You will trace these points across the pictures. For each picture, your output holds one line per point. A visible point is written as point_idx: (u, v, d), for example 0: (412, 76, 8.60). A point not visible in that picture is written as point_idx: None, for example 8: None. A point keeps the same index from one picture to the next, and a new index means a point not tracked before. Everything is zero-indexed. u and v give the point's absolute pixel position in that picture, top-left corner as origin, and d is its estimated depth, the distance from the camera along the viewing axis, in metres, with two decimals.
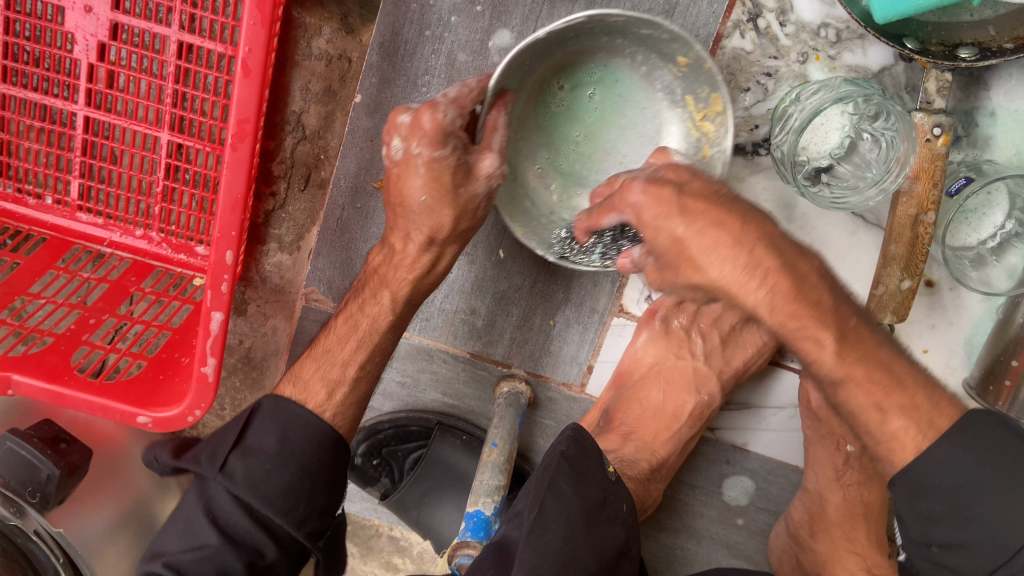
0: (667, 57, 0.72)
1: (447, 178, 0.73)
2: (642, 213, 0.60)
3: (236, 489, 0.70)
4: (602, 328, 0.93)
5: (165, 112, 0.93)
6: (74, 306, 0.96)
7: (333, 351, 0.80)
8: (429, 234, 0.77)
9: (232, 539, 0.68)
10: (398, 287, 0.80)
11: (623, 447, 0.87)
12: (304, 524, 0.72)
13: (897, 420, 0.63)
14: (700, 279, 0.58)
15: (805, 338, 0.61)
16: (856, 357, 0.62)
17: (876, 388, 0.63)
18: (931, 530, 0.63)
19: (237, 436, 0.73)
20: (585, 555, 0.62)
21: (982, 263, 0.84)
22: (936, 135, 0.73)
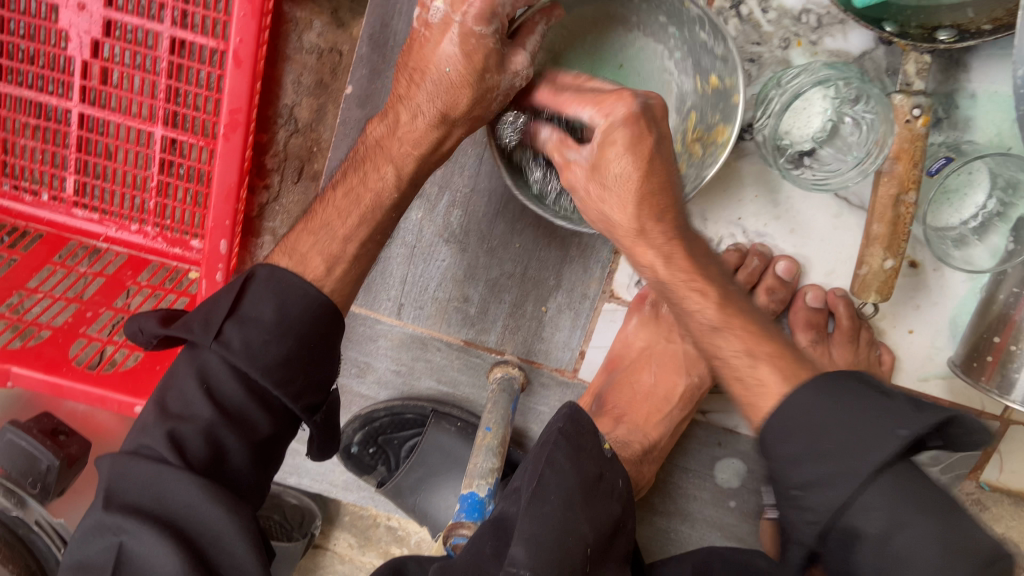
0: (701, 70, 0.79)
1: (480, 58, 0.65)
2: (614, 137, 0.64)
3: (234, 359, 0.64)
4: (594, 313, 0.94)
5: (159, 107, 0.94)
6: (71, 300, 0.98)
7: (333, 227, 0.74)
8: (440, 110, 0.69)
9: (225, 411, 0.63)
10: (402, 161, 0.74)
11: (615, 429, 0.90)
12: (302, 399, 0.67)
13: (761, 368, 0.65)
14: (615, 213, 0.68)
15: (687, 298, 0.69)
16: (737, 309, 0.69)
17: (748, 336, 0.67)
18: (790, 473, 0.61)
19: (233, 302, 0.66)
20: (582, 525, 0.64)
21: (965, 243, 0.86)
22: (916, 116, 0.74)
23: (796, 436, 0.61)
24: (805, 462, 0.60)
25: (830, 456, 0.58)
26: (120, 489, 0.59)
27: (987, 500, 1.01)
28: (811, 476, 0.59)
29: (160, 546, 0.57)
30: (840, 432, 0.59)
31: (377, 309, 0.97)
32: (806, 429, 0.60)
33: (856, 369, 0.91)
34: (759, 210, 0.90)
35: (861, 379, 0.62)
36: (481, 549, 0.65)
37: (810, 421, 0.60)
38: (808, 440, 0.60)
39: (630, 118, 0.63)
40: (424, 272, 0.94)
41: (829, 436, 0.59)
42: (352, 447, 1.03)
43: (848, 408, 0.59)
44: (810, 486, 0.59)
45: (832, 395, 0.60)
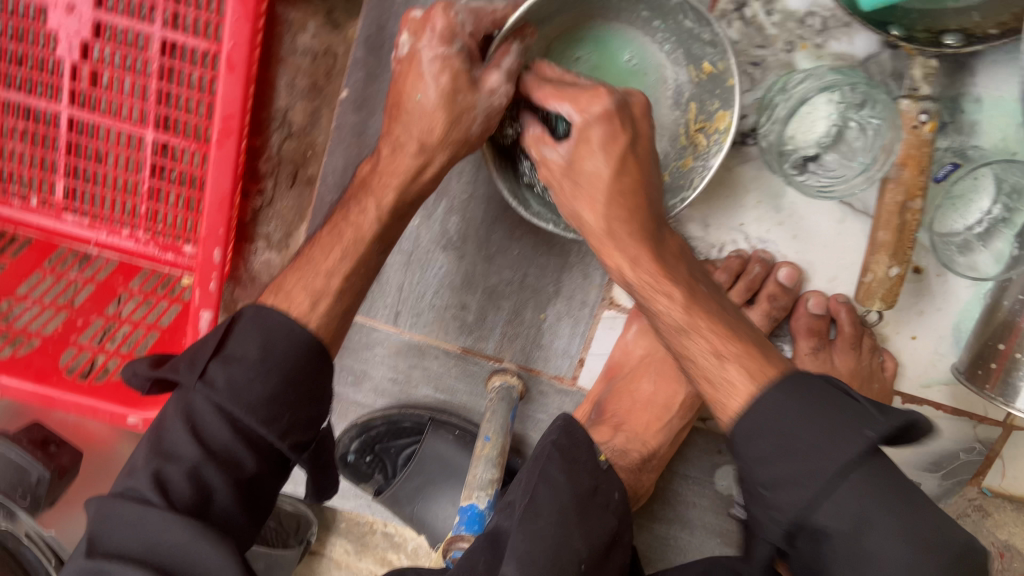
0: (694, 58, 0.77)
1: (450, 81, 0.66)
2: (589, 134, 0.66)
3: (218, 398, 0.62)
4: (593, 320, 0.93)
5: (151, 110, 0.92)
6: (62, 308, 0.98)
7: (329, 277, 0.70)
8: (419, 139, 0.70)
9: (210, 452, 0.61)
10: (381, 193, 0.72)
11: (614, 438, 0.88)
12: (289, 436, 0.65)
13: (732, 369, 0.65)
14: (588, 217, 0.69)
15: (655, 302, 0.69)
16: (703, 308, 0.68)
17: (716, 337, 0.67)
18: (756, 471, 0.62)
19: (217, 343, 0.64)
20: (577, 541, 0.61)
21: (969, 249, 0.84)
22: (923, 122, 0.73)
23: (763, 437, 0.62)
24: (772, 463, 0.61)
25: (801, 457, 0.60)
26: (107, 535, 0.58)
27: (989, 506, 0.99)
28: (781, 474, 0.61)
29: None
30: (811, 432, 0.60)
31: (373, 316, 0.95)
32: (775, 431, 0.61)
33: (859, 377, 0.89)
34: (762, 216, 0.89)
35: (831, 385, 0.63)
36: (472, 567, 0.62)
37: (771, 423, 0.62)
38: (777, 437, 0.61)
39: (605, 115, 0.65)
40: (421, 279, 0.93)
41: (801, 434, 0.60)
42: (348, 455, 1.01)
43: (820, 409, 0.61)
44: (778, 485, 0.61)
45: (802, 395, 0.62)
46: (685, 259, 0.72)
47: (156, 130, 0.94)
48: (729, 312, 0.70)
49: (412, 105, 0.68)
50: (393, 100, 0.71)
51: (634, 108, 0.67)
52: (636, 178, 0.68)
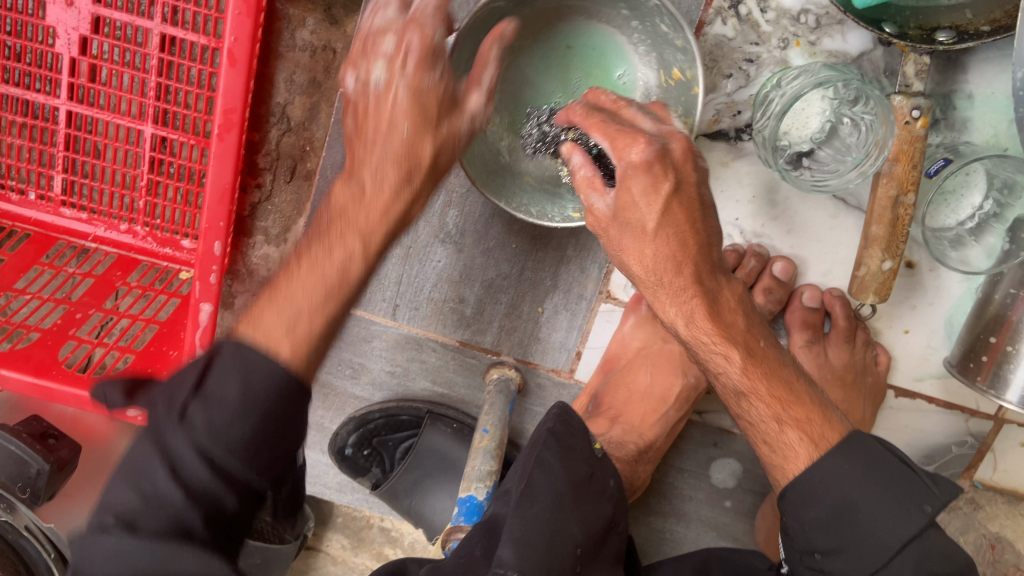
0: (664, 62, 0.78)
1: (433, 106, 0.61)
2: (628, 183, 0.59)
3: None
4: (590, 314, 0.94)
5: (149, 106, 0.93)
6: (60, 301, 0.96)
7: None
8: (405, 170, 0.61)
9: None
10: (354, 213, 0.62)
11: (612, 429, 0.88)
12: (272, 483, 0.62)
13: (787, 432, 0.64)
14: (633, 267, 0.63)
15: (712, 360, 0.65)
16: (761, 371, 0.64)
17: (773, 399, 0.64)
18: (813, 538, 0.64)
19: (191, 390, 0.59)
20: (573, 526, 0.61)
21: (961, 243, 0.86)
22: (915, 118, 0.74)
23: (820, 504, 0.62)
24: (827, 529, 0.62)
25: (858, 527, 0.61)
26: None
27: (981, 499, 1.01)
28: (834, 544, 0.62)
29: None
30: (871, 504, 0.61)
31: (372, 309, 0.96)
32: (835, 493, 0.62)
33: (852, 370, 0.91)
34: (756, 211, 0.90)
35: (881, 445, 0.64)
36: (471, 551, 0.62)
37: (834, 493, 0.62)
38: (833, 504, 0.62)
39: (643, 162, 0.58)
40: (419, 272, 0.93)
41: (856, 501, 0.61)
42: (346, 449, 1.02)
43: (884, 483, 0.61)
44: (834, 553, 0.62)
45: (860, 462, 0.62)
46: (747, 303, 0.66)
47: (155, 125, 0.94)
48: (789, 369, 0.65)
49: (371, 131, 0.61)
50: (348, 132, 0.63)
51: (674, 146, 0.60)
52: (688, 234, 0.61)
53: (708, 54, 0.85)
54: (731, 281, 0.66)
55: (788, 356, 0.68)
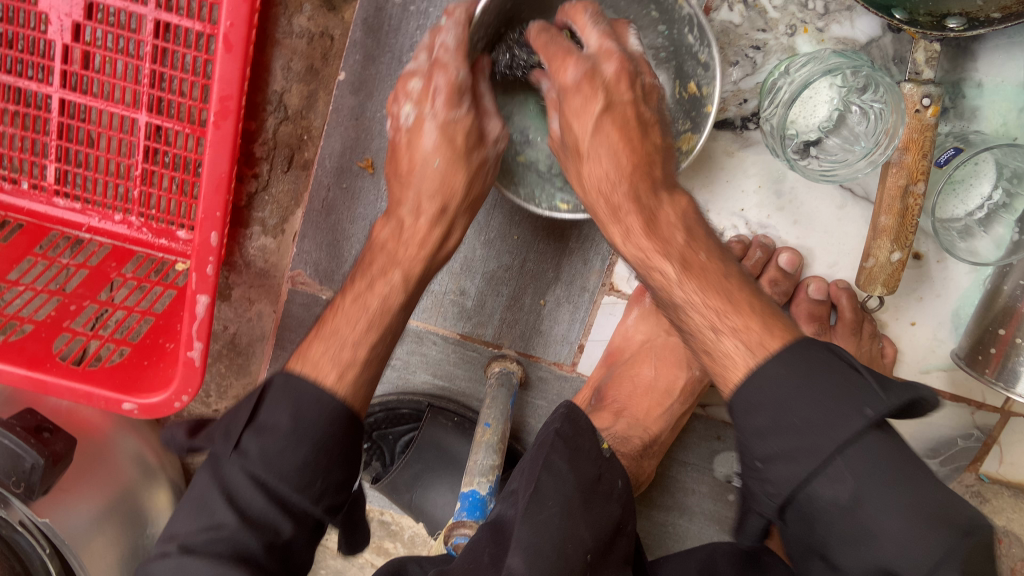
0: (682, 74, 0.77)
1: (461, 139, 0.71)
2: (568, 96, 0.68)
3: (251, 468, 0.61)
4: (593, 307, 0.92)
5: (143, 93, 0.91)
6: (54, 293, 0.94)
7: (341, 334, 0.68)
8: (440, 204, 0.72)
9: (249, 521, 0.60)
10: (410, 264, 0.72)
11: (615, 424, 0.88)
12: (323, 499, 0.63)
13: (727, 340, 0.62)
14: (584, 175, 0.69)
15: (653, 270, 0.66)
16: (701, 280, 0.64)
17: (709, 305, 0.63)
18: (755, 445, 0.59)
19: (249, 414, 0.62)
20: (582, 530, 0.60)
21: (970, 234, 0.84)
22: (925, 106, 0.73)
23: (761, 411, 0.58)
24: (768, 437, 0.58)
25: (795, 430, 0.56)
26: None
27: (987, 492, 0.99)
28: (777, 448, 0.57)
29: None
30: (806, 408, 0.56)
31: None
32: (772, 402, 0.58)
33: (860, 363, 0.89)
34: (762, 201, 0.89)
35: (830, 351, 0.59)
36: (479, 557, 0.61)
37: (773, 397, 0.58)
38: (772, 412, 0.58)
39: (585, 73, 0.67)
40: None
41: (793, 408, 0.57)
42: None
43: (828, 385, 0.56)
44: (773, 459, 0.57)
45: (802, 365, 0.58)
46: (689, 219, 0.68)
47: (149, 114, 0.92)
48: (734, 277, 0.65)
49: (410, 172, 0.72)
50: (391, 177, 0.75)
51: (606, 67, 0.66)
52: (625, 139, 0.67)
53: (714, 41, 0.84)
54: (676, 191, 0.69)
55: (734, 267, 0.67)
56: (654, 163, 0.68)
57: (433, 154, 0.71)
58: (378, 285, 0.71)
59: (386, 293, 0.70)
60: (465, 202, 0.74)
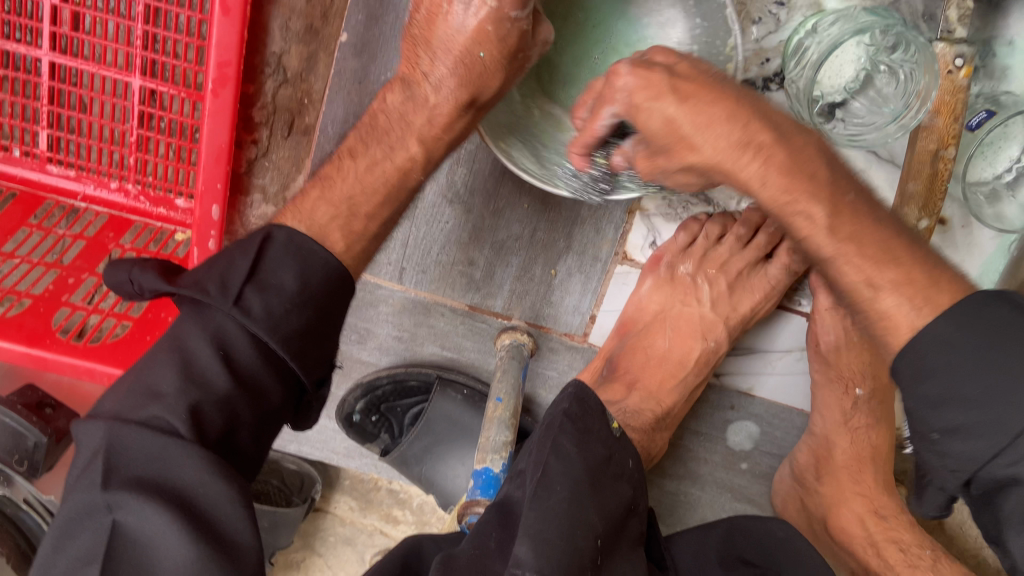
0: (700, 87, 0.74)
1: (513, 42, 0.65)
2: (633, 96, 0.57)
3: (253, 326, 0.60)
4: (606, 277, 0.90)
5: (136, 56, 0.88)
6: (51, 266, 0.92)
7: (355, 202, 0.72)
8: (470, 92, 0.69)
9: (240, 381, 0.60)
10: (430, 143, 0.73)
11: (628, 397, 0.85)
12: (313, 372, 0.65)
13: (888, 296, 0.57)
14: (693, 160, 0.60)
15: (797, 212, 0.61)
16: (852, 218, 0.60)
17: (869, 261, 0.59)
18: (930, 416, 0.54)
19: (251, 266, 0.62)
20: (591, 513, 0.59)
21: (997, 198, 0.81)
22: (958, 66, 0.70)
23: (935, 380, 0.53)
24: (947, 406, 0.52)
25: (973, 406, 0.51)
26: (117, 463, 0.53)
27: None
28: (958, 420, 0.52)
29: (170, 528, 0.52)
30: (982, 378, 0.51)
31: (376, 273, 0.91)
32: (942, 371, 0.53)
33: None
34: None
35: (1003, 297, 0.53)
36: (485, 541, 0.59)
37: (948, 367, 0.53)
38: (947, 381, 0.53)
39: (638, 68, 0.57)
40: (427, 234, 0.89)
41: (966, 374, 0.52)
42: (354, 415, 0.98)
43: (989, 353, 0.51)
44: (953, 432, 0.52)
45: (974, 327, 0.52)
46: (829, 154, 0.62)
47: (142, 76, 0.89)
48: (884, 223, 0.61)
49: (443, 43, 0.67)
50: (421, 37, 0.68)
51: (655, 57, 0.59)
52: (738, 112, 0.59)
53: None
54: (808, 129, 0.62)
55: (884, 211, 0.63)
56: (796, 134, 0.61)
57: (483, 47, 0.66)
58: (399, 154, 0.73)
59: (405, 165, 0.74)
60: (492, 98, 0.71)
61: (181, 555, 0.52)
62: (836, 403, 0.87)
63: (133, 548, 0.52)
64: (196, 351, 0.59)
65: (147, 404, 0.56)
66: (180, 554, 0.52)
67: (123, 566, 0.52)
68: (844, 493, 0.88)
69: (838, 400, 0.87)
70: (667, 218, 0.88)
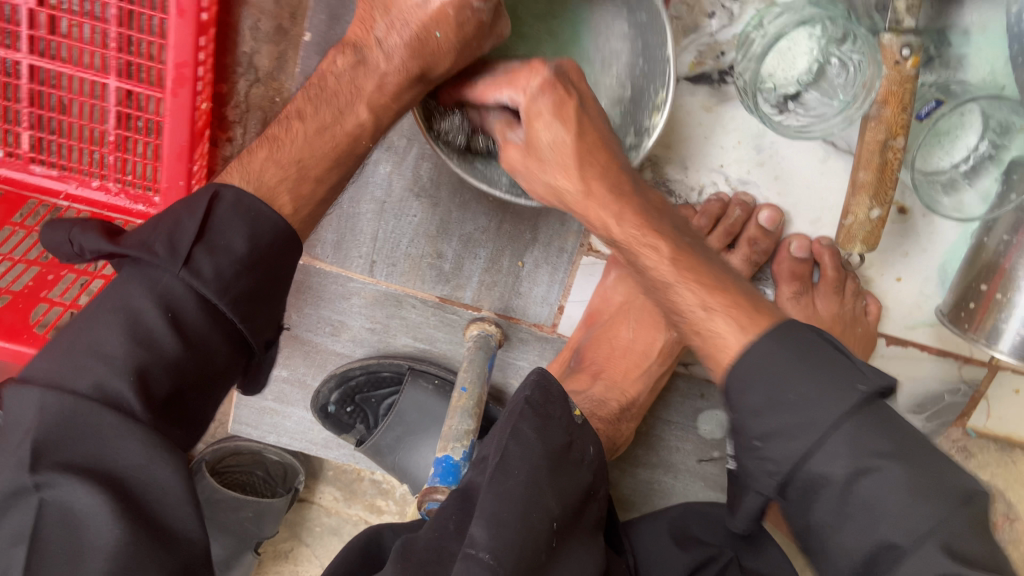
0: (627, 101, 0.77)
1: (471, 30, 0.65)
2: (537, 108, 0.64)
3: (204, 288, 0.59)
4: (572, 268, 0.91)
5: (111, 57, 0.90)
6: (31, 263, 0.94)
7: (304, 164, 0.69)
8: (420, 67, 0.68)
9: (190, 343, 0.59)
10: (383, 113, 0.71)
11: (592, 387, 0.87)
12: (261, 331, 0.65)
13: (717, 320, 0.62)
14: (565, 186, 0.67)
15: (645, 249, 0.67)
16: (689, 263, 0.66)
17: (699, 289, 0.64)
18: (750, 424, 0.58)
19: (199, 226, 0.60)
20: (549, 500, 0.59)
21: (954, 187, 0.82)
22: (905, 57, 0.70)
23: (755, 390, 0.58)
24: (762, 414, 0.57)
25: (789, 410, 0.56)
26: (47, 445, 0.51)
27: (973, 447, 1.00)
28: (772, 426, 0.56)
29: (101, 509, 0.50)
30: (802, 385, 0.55)
31: (348, 266, 0.94)
32: (761, 382, 0.57)
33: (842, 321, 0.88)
34: (742, 156, 0.86)
35: (810, 327, 0.59)
36: (445, 524, 0.60)
37: (765, 379, 0.57)
38: (767, 389, 0.57)
39: (546, 86, 0.64)
40: (395, 228, 0.91)
41: (783, 403, 0.56)
42: (329, 406, 1.00)
43: (806, 357, 0.57)
44: (772, 437, 0.56)
45: (801, 359, 0.56)
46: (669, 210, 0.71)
47: (119, 78, 0.91)
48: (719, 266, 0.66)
49: (401, 15, 0.66)
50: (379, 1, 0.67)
51: (569, 75, 0.66)
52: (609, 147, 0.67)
53: None
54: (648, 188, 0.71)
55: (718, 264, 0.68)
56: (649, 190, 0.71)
57: (439, 26, 0.65)
58: (348, 120, 0.70)
59: (355, 131, 0.71)
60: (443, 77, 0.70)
61: (109, 539, 0.49)
62: None
63: (63, 526, 0.50)
64: (142, 312, 0.57)
65: (88, 364, 0.55)
66: (110, 537, 0.49)
67: (51, 550, 0.49)
68: None
69: None
70: None
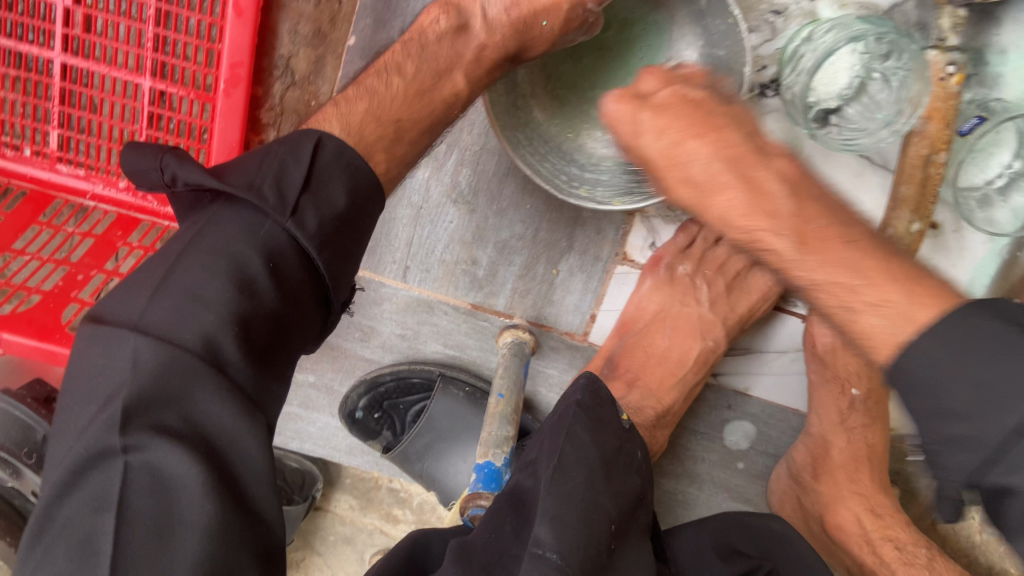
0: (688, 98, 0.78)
1: (574, 25, 0.71)
2: (637, 122, 0.66)
3: (304, 239, 0.58)
4: (606, 277, 0.92)
5: (147, 58, 0.89)
6: (60, 263, 0.93)
7: (400, 125, 0.72)
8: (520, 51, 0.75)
9: (284, 291, 0.58)
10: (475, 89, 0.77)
11: (628, 394, 0.85)
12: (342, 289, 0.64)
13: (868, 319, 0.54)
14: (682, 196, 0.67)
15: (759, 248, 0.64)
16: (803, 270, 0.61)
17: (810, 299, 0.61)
18: (932, 426, 0.48)
19: (307, 176, 0.59)
20: (606, 501, 0.59)
21: (988, 204, 0.82)
22: (948, 72, 0.77)
23: (920, 395, 0.49)
24: (950, 416, 0.47)
25: (956, 418, 0.46)
26: (135, 403, 0.50)
27: None
28: (953, 431, 0.46)
29: (196, 478, 0.49)
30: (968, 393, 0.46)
31: (381, 271, 0.93)
32: (933, 378, 0.48)
33: None
34: None
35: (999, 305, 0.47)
36: (501, 527, 0.60)
37: (935, 375, 0.48)
38: (933, 390, 0.48)
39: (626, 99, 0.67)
40: (431, 234, 0.91)
41: (948, 389, 0.47)
42: (357, 413, 1.00)
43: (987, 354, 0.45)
44: (947, 444, 0.47)
45: (959, 340, 0.47)
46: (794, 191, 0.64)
47: (154, 78, 0.91)
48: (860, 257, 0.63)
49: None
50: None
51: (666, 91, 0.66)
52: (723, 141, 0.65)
53: None
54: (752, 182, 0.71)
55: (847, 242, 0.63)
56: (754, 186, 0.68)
57: (549, 17, 0.71)
58: (445, 86, 0.75)
59: (450, 98, 0.75)
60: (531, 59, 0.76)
61: (203, 515, 0.49)
62: (832, 404, 0.89)
63: (149, 494, 0.48)
64: (245, 259, 0.56)
65: (192, 310, 0.53)
66: (204, 514, 0.49)
67: (140, 517, 0.48)
68: (841, 492, 0.89)
69: (834, 400, 0.89)
70: (666, 220, 0.90)
